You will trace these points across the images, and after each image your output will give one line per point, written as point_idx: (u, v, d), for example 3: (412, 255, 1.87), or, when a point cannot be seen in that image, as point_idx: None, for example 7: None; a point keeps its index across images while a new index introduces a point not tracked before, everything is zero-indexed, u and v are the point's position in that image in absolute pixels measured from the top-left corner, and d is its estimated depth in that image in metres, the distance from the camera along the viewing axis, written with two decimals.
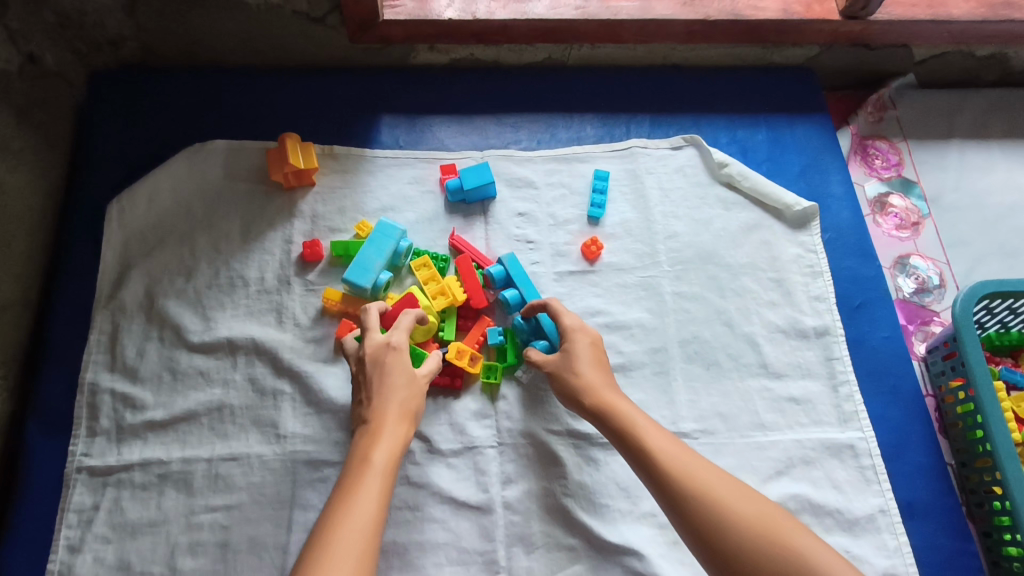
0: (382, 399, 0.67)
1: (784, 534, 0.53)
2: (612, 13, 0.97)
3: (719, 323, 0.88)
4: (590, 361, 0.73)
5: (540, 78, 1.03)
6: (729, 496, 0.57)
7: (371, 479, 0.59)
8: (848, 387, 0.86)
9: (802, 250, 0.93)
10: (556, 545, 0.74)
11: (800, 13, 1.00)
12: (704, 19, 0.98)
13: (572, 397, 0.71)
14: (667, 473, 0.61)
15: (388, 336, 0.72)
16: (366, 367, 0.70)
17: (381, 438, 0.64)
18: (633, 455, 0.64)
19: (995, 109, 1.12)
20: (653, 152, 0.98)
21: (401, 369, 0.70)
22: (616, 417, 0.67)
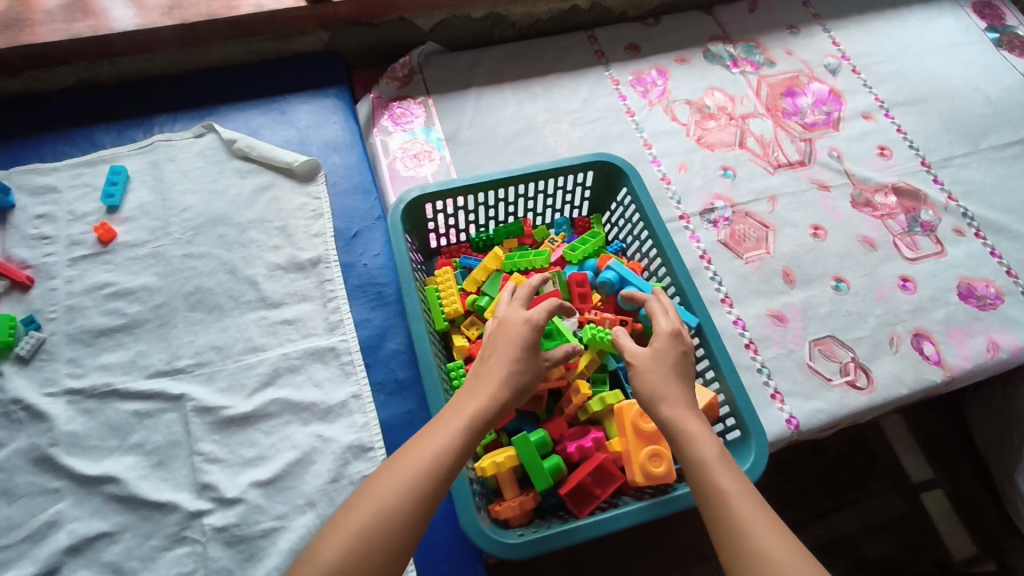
0: (493, 363, 0.71)
1: (778, 557, 0.55)
2: (96, 31, 1.11)
3: (222, 273, 1.00)
4: (672, 361, 0.73)
5: (80, 95, 1.17)
6: (757, 523, 0.57)
7: (420, 453, 0.62)
8: (336, 301, 0.98)
9: (308, 199, 1.08)
10: (40, 490, 0.82)
11: (273, 4, 1.17)
12: (181, 23, 1.13)
13: (648, 405, 0.70)
14: (718, 492, 0.60)
15: (529, 310, 0.76)
16: (497, 340, 0.74)
17: (455, 419, 0.66)
18: (691, 472, 0.63)
19: (508, 59, 1.33)
20: (175, 142, 1.11)
21: (522, 341, 0.73)
22: (692, 438, 0.65)
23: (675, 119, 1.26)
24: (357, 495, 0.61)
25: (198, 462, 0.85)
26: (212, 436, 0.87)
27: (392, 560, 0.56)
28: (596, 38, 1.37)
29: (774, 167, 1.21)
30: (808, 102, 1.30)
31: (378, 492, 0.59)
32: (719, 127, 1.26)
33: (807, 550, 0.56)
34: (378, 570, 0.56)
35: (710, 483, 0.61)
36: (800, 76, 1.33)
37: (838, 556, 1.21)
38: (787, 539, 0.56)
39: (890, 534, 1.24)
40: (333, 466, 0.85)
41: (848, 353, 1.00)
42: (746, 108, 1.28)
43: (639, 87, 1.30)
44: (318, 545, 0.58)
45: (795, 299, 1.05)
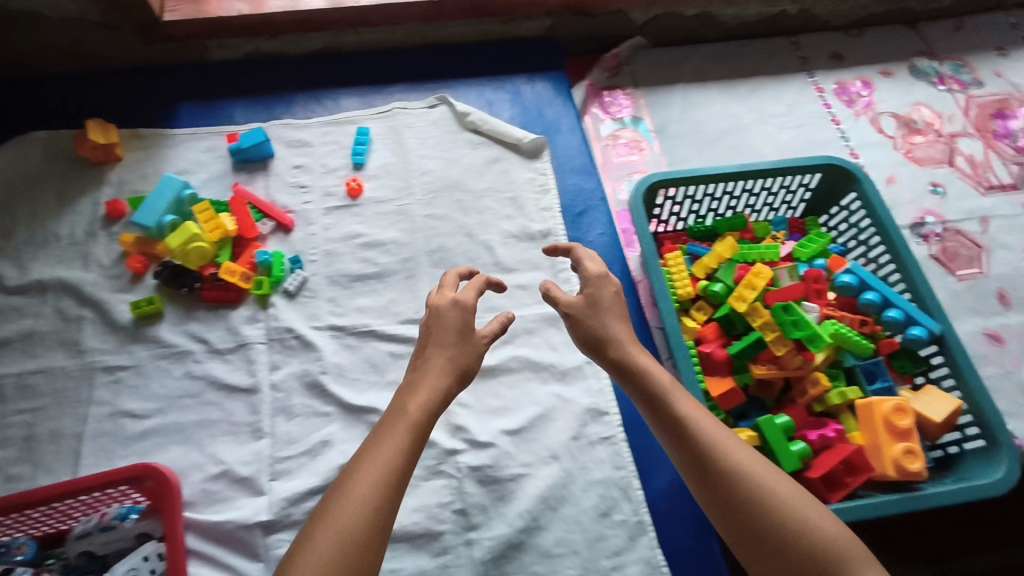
0: (435, 350, 0.68)
1: (748, 483, 0.63)
2: (357, 3, 1.16)
3: (461, 235, 1.07)
4: (618, 312, 0.76)
5: (323, 62, 1.23)
6: (737, 453, 0.64)
7: (392, 437, 0.62)
8: (567, 273, 1.04)
9: (535, 174, 1.13)
10: (314, 412, 0.91)
11: None
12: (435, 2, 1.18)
13: (602, 350, 0.73)
14: (681, 424, 0.67)
15: (449, 296, 0.71)
16: (428, 326, 0.70)
17: (404, 410, 0.64)
18: (663, 417, 0.68)
19: (713, 58, 1.36)
20: (412, 111, 1.18)
21: (453, 327, 0.69)
22: (647, 376, 0.70)
23: (882, 131, 1.27)
24: (343, 475, 0.60)
25: (450, 405, 0.93)
26: (461, 383, 0.94)
27: (382, 541, 0.57)
28: (800, 45, 1.38)
29: (985, 188, 1.20)
30: (1020, 126, 1.28)
31: (372, 465, 0.59)
32: (926, 143, 1.26)
33: (794, 483, 0.64)
34: (373, 551, 0.56)
35: (676, 416, 0.67)
36: (1011, 99, 1.31)
37: None
38: (784, 480, 0.64)
39: None
40: (573, 425, 0.92)
41: None
42: (955, 127, 1.28)
43: (844, 96, 1.31)
44: (303, 540, 0.56)
45: (1011, 321, 1.06)
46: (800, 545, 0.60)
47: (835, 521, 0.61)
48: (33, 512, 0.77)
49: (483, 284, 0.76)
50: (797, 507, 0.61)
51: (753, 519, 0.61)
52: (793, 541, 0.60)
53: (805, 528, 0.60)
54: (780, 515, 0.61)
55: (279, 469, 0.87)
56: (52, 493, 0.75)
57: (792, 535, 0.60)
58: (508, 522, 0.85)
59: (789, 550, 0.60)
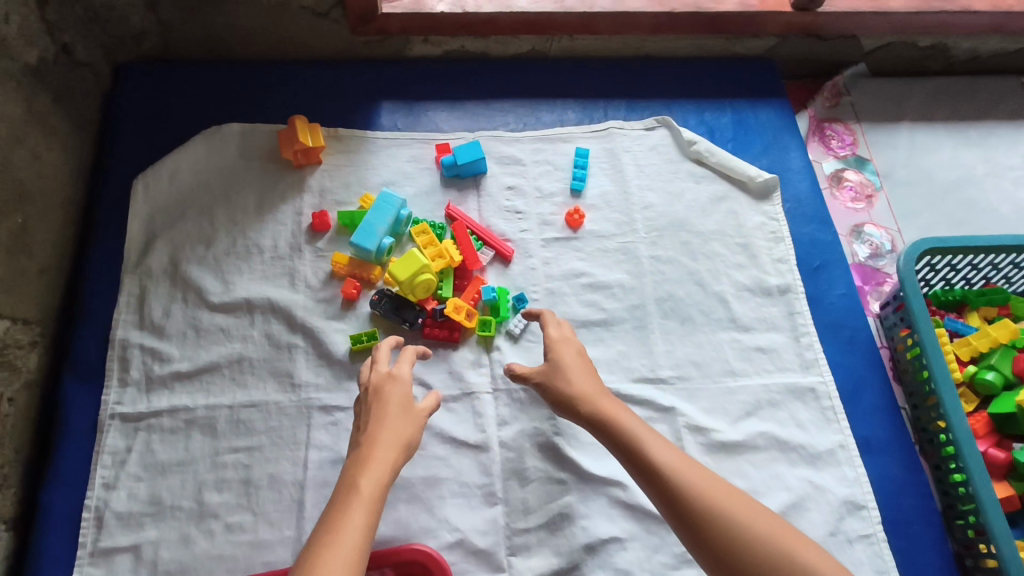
0: (376, 428, 0.63)
1: (731, 517, 0.60)
2: (588, 7, 1.07)
3: (691, 283, 0.97)
4: (585, 371, 0.76)
5: (530, 66, 1.12)
6: (713, 488, 0.62)
7: (356, 513, 0.55)
8: (809, 337, 0.95)
9: (765, 218, 1.03)
10: (549, 478, 0.82)
11: (756, 6, 1.11)
12: (669, 12, 1.09)
13: (568, 406, 0.73)
14: (656, 467, 0.65)
15: (384, 371, 0.69)
16: (370, 403, 0.66)
17: (355, 491, 0.57)
18: (636, 465, 0.66)
19: (939, 94, 1.23)
20: (629, 133, 1.07)
21: (396, 401, 0.66)
22: (618, 426, 0.69)
23: None
24: (321, 535, 0.53)
25: None
26: (704, 457, 0.86)
27: None
28: None
29: None
30: None
31: (343, 531, 0.53)
32: None
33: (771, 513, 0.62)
34: None
35: (646, 459, 0.66)
36: None
37: None
38: (772, 518, 0.61)
39: None
40: (830, 518, 0.83)
41: None
42: None
43: None
44: None
45: None
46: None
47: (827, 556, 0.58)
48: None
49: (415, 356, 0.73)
50: (794, 542, 0.58)
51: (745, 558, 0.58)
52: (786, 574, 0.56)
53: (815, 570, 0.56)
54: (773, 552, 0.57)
55: (517, 542, 0.79)
56: None
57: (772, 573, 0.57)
58: None
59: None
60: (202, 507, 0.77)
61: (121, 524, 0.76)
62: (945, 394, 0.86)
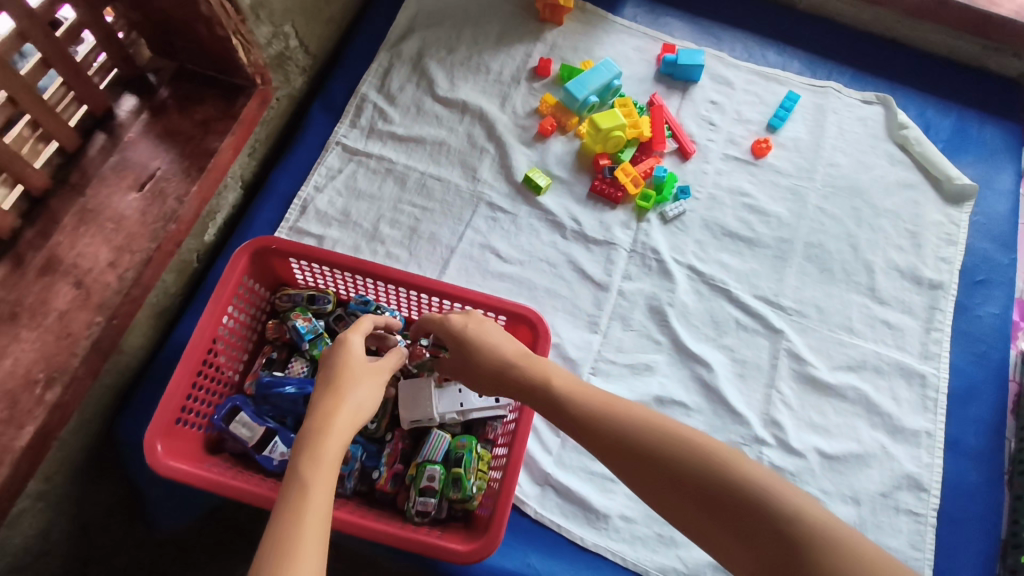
0: (338, 374, 0.62)
1: (699, 475, 0.52)
2: None
3: (845, 243, 1.00)
4: (497, 334, 0.68)
5: (776, 9, 1.18)
6: (671, 433, 0.55)
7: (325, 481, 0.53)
8: (939, 333, 0.95)
9: (945, 219, 1.03)
10: (647, 335, 0.91)
11: None
12: None
13: (490, 377, 0.66)
14: (607, 428, 0.57)
15: (343, 337, 0.66)
16: (326, 368, 0.62)
17: (326, 436, 0.56)
18: (594, 443, 0.58)
19: None
20: (844, 98, 1.11)
21: (365, 394, 0.62)
22: (546, 392, 0.62)
23: None
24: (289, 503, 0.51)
25: (774, 397, 0.89)
26: (791, 383, 0.90)
27: None
28: None
29: None
30: None
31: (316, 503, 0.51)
32: None
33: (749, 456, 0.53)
34: None
35: (585, 421, 0.59)
36: None
37: None
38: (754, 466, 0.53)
39: None
40: (886, 482, 0.86)
41: None
42: None
43: None
44: None
45: None
46: (797, 530, 0.48)
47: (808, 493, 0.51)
48: (421, 300, 0.83)
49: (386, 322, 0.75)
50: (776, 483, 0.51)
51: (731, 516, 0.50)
52: (776, 523, 0.49)
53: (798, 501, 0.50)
54: (754, 496, 0.50)
55: (601, 367, 0.89)
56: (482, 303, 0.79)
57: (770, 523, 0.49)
58: None
59: (761, 538, 0.49)
60: (375, 233, 0.95)
61: (317, 218, 0.95)
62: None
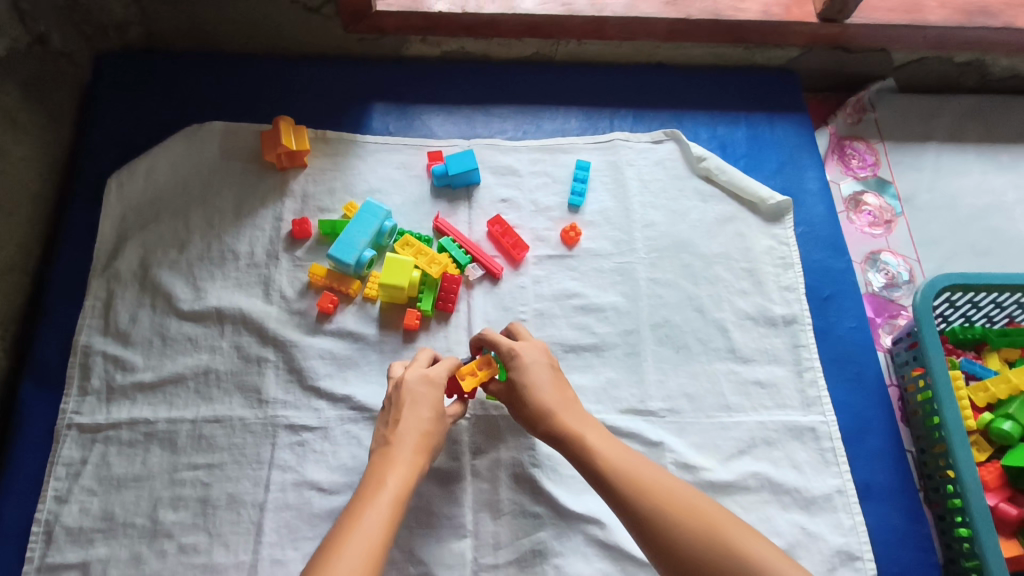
0: (407, 417, 0.69)
1: (687, 540, 0.56)
2: (596, 10, 1.02)
3: (690, 309, 0.91)
4: (546, 377, 0.73)
5: (533, 70, 1.08)
6: (677, 502, 0.59)
7: (379, 507, 0.59)
8: (812, 373, 0.88)
9: (774, 242, 0.97)
10: (522, 512, 0.78)
11: (778, 15, 1.05)
12: (685, 18, 1.03)
13: (529, 419, 0.71)
14: (609, 472, 0.63)
15: (422, 371, 0.73)
16: (391, 405, 0.70)
17: (383, 487, 0.62)
18: (593, 478, 0.64)
19: (973, 115, 1.16)
20: (634, 145, 1.02)
21: (428, 405, 0.70)
22: (573, 436, 0.67)
23: None
24: (330, 542, 0.56)
25: None
26: None
27: None
28: None
29: None
30: None
31: (361, 529, 0.56)
32: None
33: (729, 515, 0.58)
34: None
35: (597, 470, 0.64)
36: None
37: None
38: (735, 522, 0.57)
39: None
40: (821, 568, 0.78)
41: None
42: None
43: None
44: None
45: None
46: None
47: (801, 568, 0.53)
48: None
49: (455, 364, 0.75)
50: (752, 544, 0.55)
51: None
52: None
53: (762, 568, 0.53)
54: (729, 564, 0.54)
55: None
56: None
57: None
58: None
59: None
60: (155, 526, 0.74)
61: (71, 541, 0.73)
62: (962, 473, 0.77)
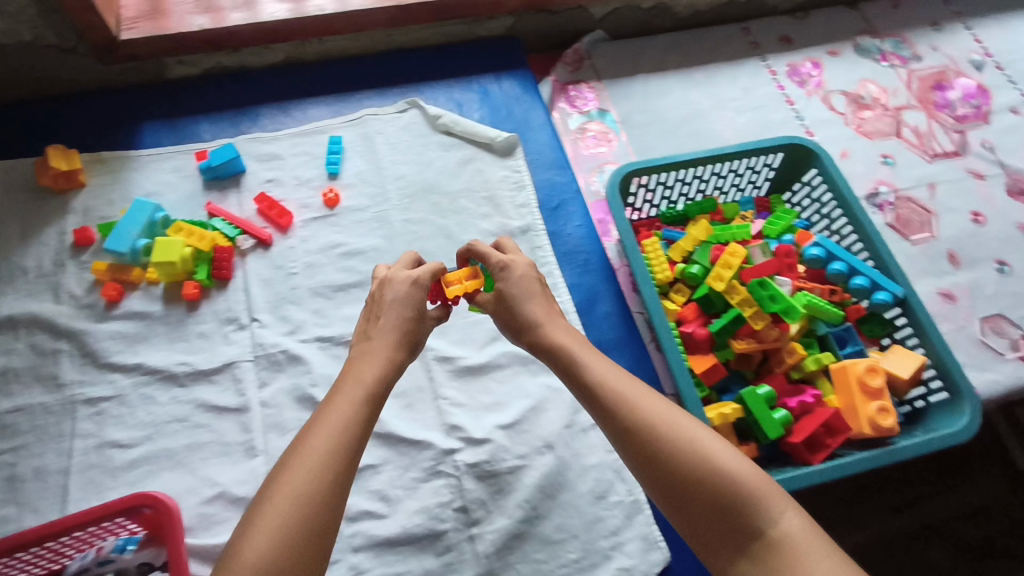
0: (389, 316, 0.67)
1: (667, 450, 0.59)
2: (322, 11, 1.18)
3: (440, 237, 1.07)
4: (536, 291, 0.73)
5: (288, 72, 1.23)
6: (647, 415, 0.61)
7: (348, 404, 0.59)
8: (547, 266, 1.06)
9: (509, 171, 1.15)
10: (306, 424, 0.90)
11: None
12: (398, 6, 1.20)
13: (516, 327, 0.72)
14: (589, 382, 0.65)
15: (410, 274, 0.70)
16: (367, 309, 0.69)
17: (358, 382, 0.61)
18: (576, 385, 0.66)
19: (670, 47, 1.40)
20: (382, 117, 1.18)
21: (411, 303, 0.68)
22: (552, 349, 0.69)
23: (833, 109, 1.34)
24: (293, 444, 0.57)
25: (444, 405, 0.93)
26: (452, 383, 0.95)
27: (317, 532, 0.52)
28: (750, 30, 1.44)
29: (931, 155, 1.29)
30: (958, 97, 1.37)
31: (328, 427, 0.57)
32: (874, 117, 1.33)
33: (707, 428, 0.61)
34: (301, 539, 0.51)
35: (581, 379, 0.65)
36: (947, 72, 1.40)
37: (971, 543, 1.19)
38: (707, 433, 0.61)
39: (1007, 521, 1.21)
40: (565, 413, 0.93)
41: (1017, 330, 1.11)
42: (900, 101, 1.35)
43: (796, 78, 1.37)
44: (240, 533, 0.52)
45: (959, 280, 1.16)
46: (745, 503, 0.57)
47: (766, 477, 0.58)
48: (43, 549, 0.74)
49: (440, 272, 0.75)
50: (725, 452, 0.59)
51: (693, 495, 0.58)
52: (743, 507, 0.57)
53: (733, 476, 0.57)
54: (694, 472, 0.58)
55: None
56: (120, 508, 0.73)
57: (710, 498, 0.57)
58: (508, 513, 0.86)
59: (711, 507, 0.57)
60: None
61: None
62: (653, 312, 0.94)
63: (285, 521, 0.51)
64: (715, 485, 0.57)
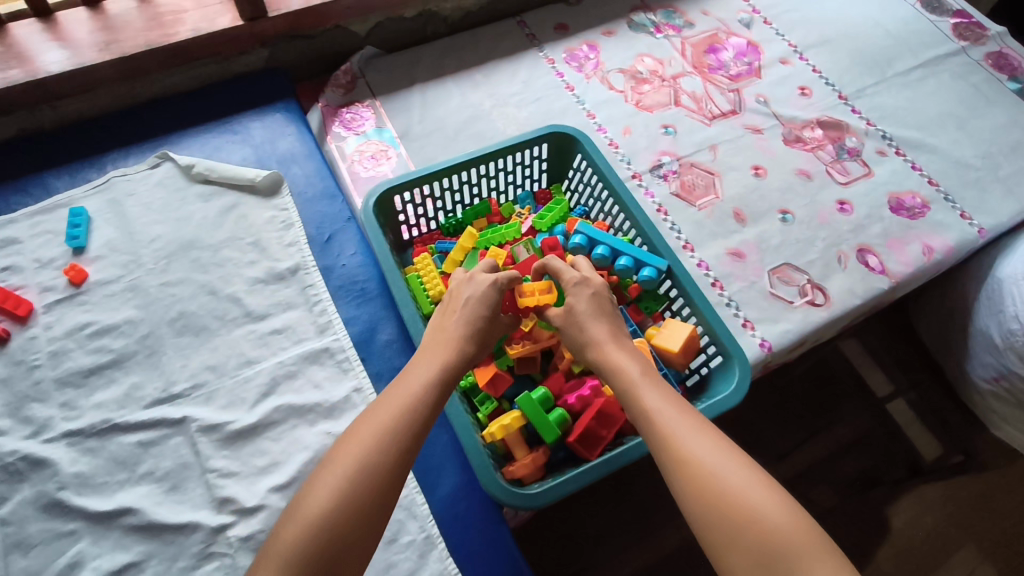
0: (451, 325, 0.78)
1: (707, 482, 0.61)
2: (33, 74, 1.08)
3: (202, 295, 1.00)
4: (603, 309, 0.81)
5: (23, 145, 1.13)
6: (699, 450, 0.64)
7: (383, 409, 0.69)
8: (321, 304, 1.01)
9: (275, 212, 1.10)
10: (56, 534, 0.81)
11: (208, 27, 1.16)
12: (121, 58, 1.11)
13: (579, 344, 0.79)
14: (641, 409, 0.69)
15: (496, 279, 0.82)
16: (460, 306, 0.80)
17: (395, 389, 0.71)
18: (629, 409, 0.71)
19: (445, 52, 1.37)
20: (133, 176, 1.10)
21: (481, 306, 0.80)
22: (615, 368, 0.74)
23: (612, 88, 1.34)
24: (332, 456, 0.66)
25: (213, 479, 0.86)
26: (221, 452, 0.88)
27: (355, 519, 0.61)
28: (525, 22, 1.43)
29: (709, 118, 1.31)
30: (730, 56, 1.40)
31: (367, 428, 0.67)
32: (653, 89, 1.35)
33: (748, 462, 0.63)
34: (325, 529, 0.60)
35: (635, 406, 0.70)
36: (718, 33, 1.43)
37: (822, 478, 1.33)
38: (744, 466, 0.63)
39: (866, 450, 1.36)
40: None
41: (803, 276, 1.12)
42: (676, 69, 1.38)
43: (574, 63, 1.37)
44: (281, 527, 0.62)
45: (748, 235, 1.17)
46: (763, 540, 0.58)
47: (798, 517, 0.59)
48: None
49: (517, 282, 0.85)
50: (751, 492, 0.60)
51: (720, 528, 0.60)
52: (763, 547, 0.57)
53: (763, 515, 0.59)
54: (722, 504, 0.60)
55: None
56: None
57: (737, 538, 0.59)
58: None
59: (735, 546, 0.58)
60: None
61: None
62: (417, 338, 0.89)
63: (319, 510, 0.61)
64: (742, 524, 0.59)
